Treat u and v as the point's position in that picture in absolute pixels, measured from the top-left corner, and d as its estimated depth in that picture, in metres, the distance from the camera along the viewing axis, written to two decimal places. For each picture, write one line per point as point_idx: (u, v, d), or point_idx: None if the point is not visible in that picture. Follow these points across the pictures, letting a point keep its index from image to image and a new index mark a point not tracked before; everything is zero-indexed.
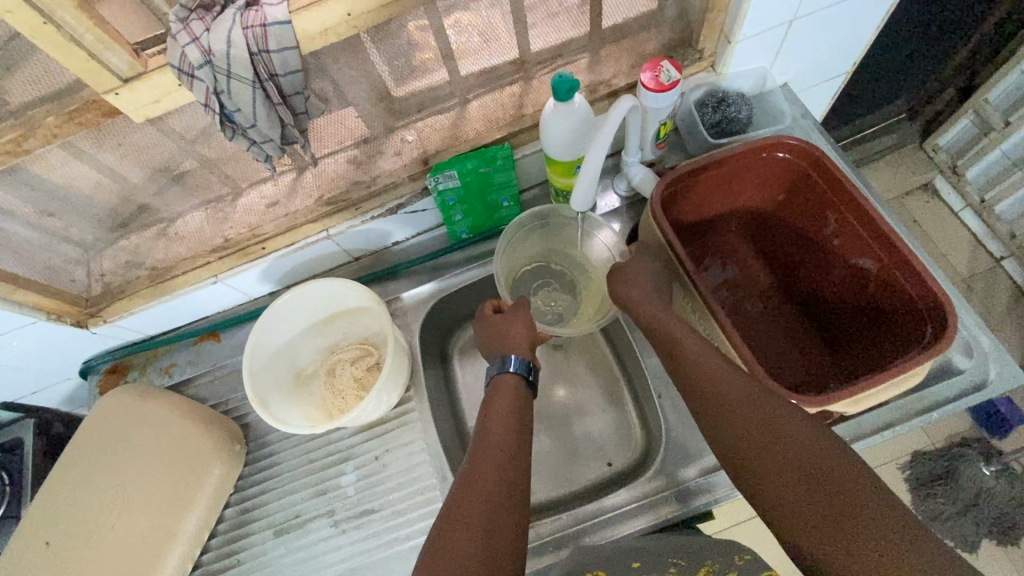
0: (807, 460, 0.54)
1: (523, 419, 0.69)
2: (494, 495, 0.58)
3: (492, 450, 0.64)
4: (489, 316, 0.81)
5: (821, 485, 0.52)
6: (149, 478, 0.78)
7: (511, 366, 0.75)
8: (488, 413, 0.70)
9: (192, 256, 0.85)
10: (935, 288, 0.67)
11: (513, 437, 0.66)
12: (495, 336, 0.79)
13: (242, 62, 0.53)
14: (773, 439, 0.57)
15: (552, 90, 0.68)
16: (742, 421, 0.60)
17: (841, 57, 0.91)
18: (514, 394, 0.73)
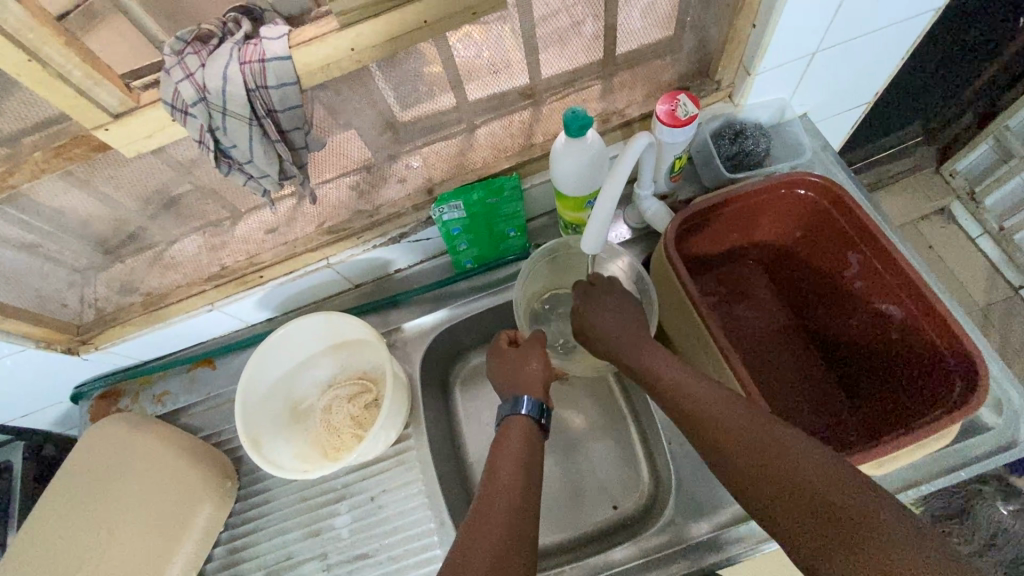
0: (803, 475, 0.49)
1: (532, 464, 0.65)
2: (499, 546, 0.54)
3: (497, 495, 0.60)
4: (504, 349, 0.77)
5: (821, 509, 0.47)
6: (140, 515, 0.75)
7: (523, 408, 0.70)
8: (495, 454, 0.66)
9: (188, 283, 0.82)
10: (965, 343, 0.64)
11: (519, 483, 0.62)
12: (509, 373, 0.74)
13: (239, 99, 0.50)
14: (767, 458, 0.52)
15: (564, 126, 0.65)
16: (736, 444, 0.55)
17: (863, 87, 0.87)
18: (525, 439, 0.68)
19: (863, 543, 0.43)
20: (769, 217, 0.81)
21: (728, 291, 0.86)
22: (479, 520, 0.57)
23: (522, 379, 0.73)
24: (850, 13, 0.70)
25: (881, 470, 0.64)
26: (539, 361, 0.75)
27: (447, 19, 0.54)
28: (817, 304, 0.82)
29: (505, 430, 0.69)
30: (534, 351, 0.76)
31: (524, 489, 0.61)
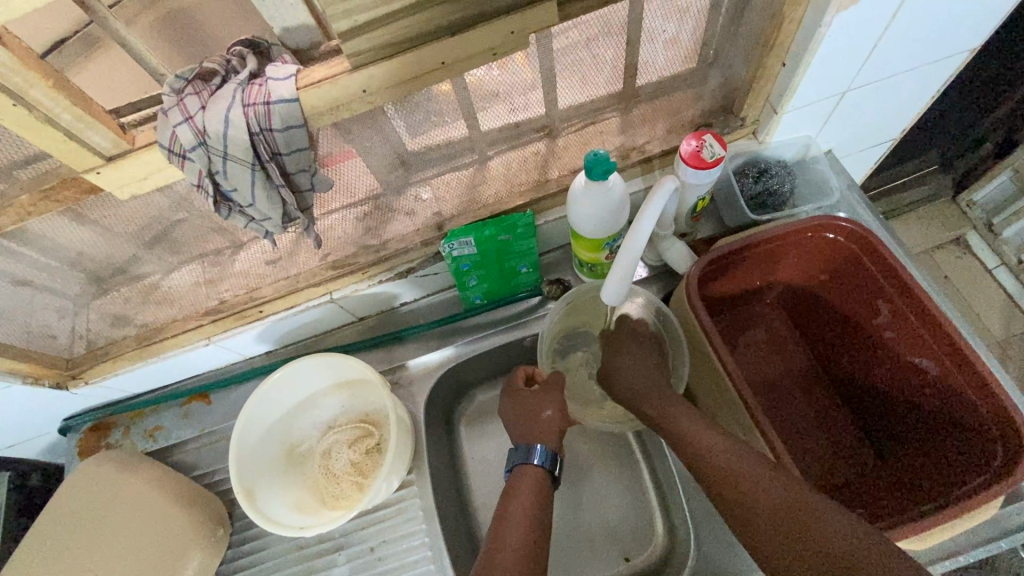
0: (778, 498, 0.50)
1: (544, 519, 0.61)
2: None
3: (510, 556, 0.56)
4: (519, 389, 0.72)
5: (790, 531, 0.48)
6: (125, 564, 0.70)
7: (536, 459, 0.66)
8: (508, 504, 0.62)
9: (184, 318, 0.79)
10: (1007, 406, 0.61)
11: (531, 540, 0.58)
12: (526, 417, 0.69)
13: (241, 143, 0.47)
14: (751, 492, 0.51)
15: (586, 168, 0.61)
16: (758, 506, 0.50)
17: (890, 125, 0.84)
18: (537, 494, 0.64)
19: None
20: (792, 258, 0.78)
21: (748, 333, 0.82)
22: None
23: (537, 425, 0.69)
24: (884, 54, 0.67)
25: (922, 543, 0.60)
26: (556, 407, 0.70)
27: (467, 60, 0.50)
28: (842, 352, 0.78)
29: (517, 480, 0.65)
30: (552, 395, 0.71)
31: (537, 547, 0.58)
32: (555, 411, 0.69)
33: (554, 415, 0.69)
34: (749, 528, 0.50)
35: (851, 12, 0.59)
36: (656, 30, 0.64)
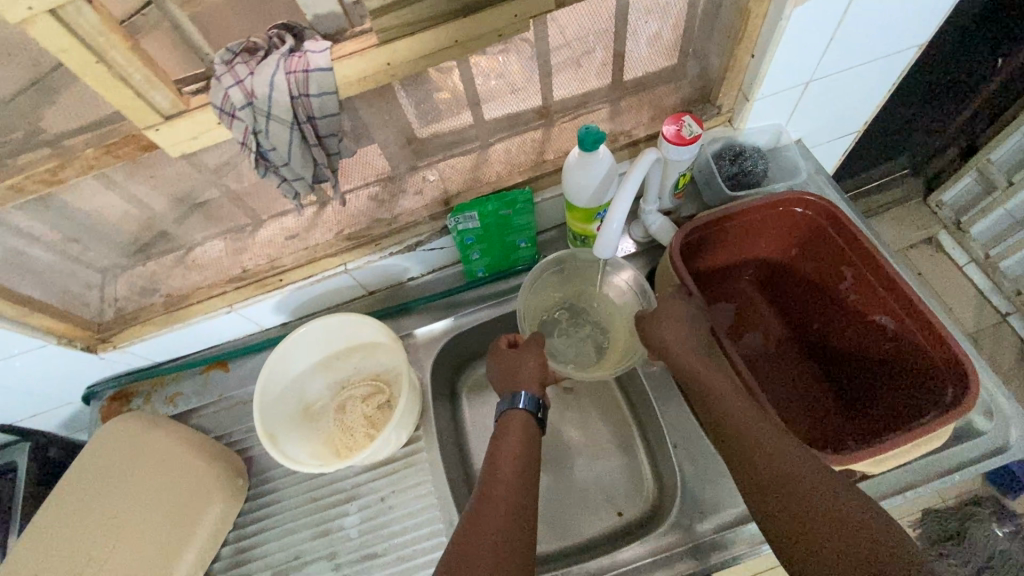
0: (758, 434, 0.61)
1: (530, 456, 0.69)
2: (503, 529, 0.58)
3: (503, 487, 0.63)
4: (503, 349, 0.78)
5: (761, 453, 0.59)
6: (151, 512, 0.76)
7: (521, 404, 0.73)
8: (498, 445, 0.69)
9: (209, 285, 0.85)
10: (956, 350, 0.68)
11: (520, 472, 0.65)
12: (512, 368, 0.76)
13: (283, 105, 0.55)
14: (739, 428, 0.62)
15: (579, 141, 0.69)
16: (739, 431, 0.62)
17: (852, 117, 0.94)
18: (523, 435, 0.71)
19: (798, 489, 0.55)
20: (765, 235, 0.86)
21: (727, 307, 0.90)
22: (483, 508, 0.61)
23: (523, 375, 0.76)
24: (839, 46, 0.76)
25: (881, 469, 0.67)
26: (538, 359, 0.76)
27: (477, 40, 0.59)
28: (814, 318, 0.86)
29: (505, 424, 0.72)
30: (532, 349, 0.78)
31: (527, 477, 0.65)
32: (538, 364, 0.76)
33: (534, 365, 0.76)
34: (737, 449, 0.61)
35: (807, 7, 0.68)
36: (638, 26, 0.74)
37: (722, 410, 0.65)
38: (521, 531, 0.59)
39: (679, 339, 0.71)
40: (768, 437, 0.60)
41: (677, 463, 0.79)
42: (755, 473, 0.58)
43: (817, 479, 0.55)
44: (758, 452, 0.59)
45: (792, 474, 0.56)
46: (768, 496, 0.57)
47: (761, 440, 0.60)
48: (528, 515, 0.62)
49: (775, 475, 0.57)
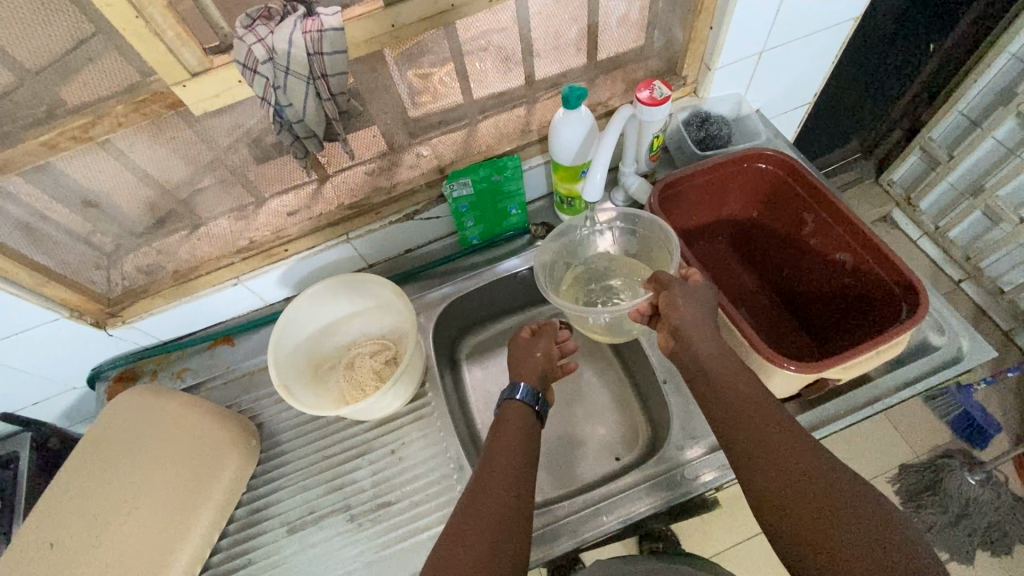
0: (748, 394, 0.63)
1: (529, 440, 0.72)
2: (499, 508, 0.61)
3: (491, 485, 0.64)
4: (521, 338, 0.87)
5: (751, 416, 0.61)
6: (168, 471, 0.77)
7: (518, 394, 0.77)
8: (497, 431, 0.74)
9: (217, 256, 0.89)
10: (906, 271, 0.76)
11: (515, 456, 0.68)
12: (520, 359, 0.83)
13: (300, 60, 0.61)
14: (727, 388, 0.65)
15: (563, 99, 0.77)
16: (727, 395, 0.64)
17: (803, 87, 1.04)
18: (521, 423, 0.75)
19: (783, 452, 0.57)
20: (734, 194, 0.95)
21: (708, 263, 0.98)
22: (480, 492, 0.63)
23: (527, 365, 0.83)
24: (787, 17, 0.86)
25: (849, 376, 0.74)
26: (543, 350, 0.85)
27: (468, 4, 0.68)
28: (784, 267, 0.95)
29: (503, 414, 0.77)
30: (539, 343, 0.86)
31: (515, 461, 0.67)
32: (541, 355, 0.84)
33: (540, 357, 0.84)
34: (726, 409, 0.64)
35: None
36: (609, 4, 0.83)
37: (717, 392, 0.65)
38: (514, 515, 0.61)
39: (692, 318, 0.71)
40: (755, 400, 0.62)
41: (667, 397, 0.85)
42: (741, 432, 0.61)
43: (815, 467, 0.55)
44: (750, 414, 0.61)
45: (792, 463, 0.56)
46: (749, 451, 0.59)
47: (763, 422, 0.60)
48: (521, 506, 0.63)
49: (763, 438, 0.59)
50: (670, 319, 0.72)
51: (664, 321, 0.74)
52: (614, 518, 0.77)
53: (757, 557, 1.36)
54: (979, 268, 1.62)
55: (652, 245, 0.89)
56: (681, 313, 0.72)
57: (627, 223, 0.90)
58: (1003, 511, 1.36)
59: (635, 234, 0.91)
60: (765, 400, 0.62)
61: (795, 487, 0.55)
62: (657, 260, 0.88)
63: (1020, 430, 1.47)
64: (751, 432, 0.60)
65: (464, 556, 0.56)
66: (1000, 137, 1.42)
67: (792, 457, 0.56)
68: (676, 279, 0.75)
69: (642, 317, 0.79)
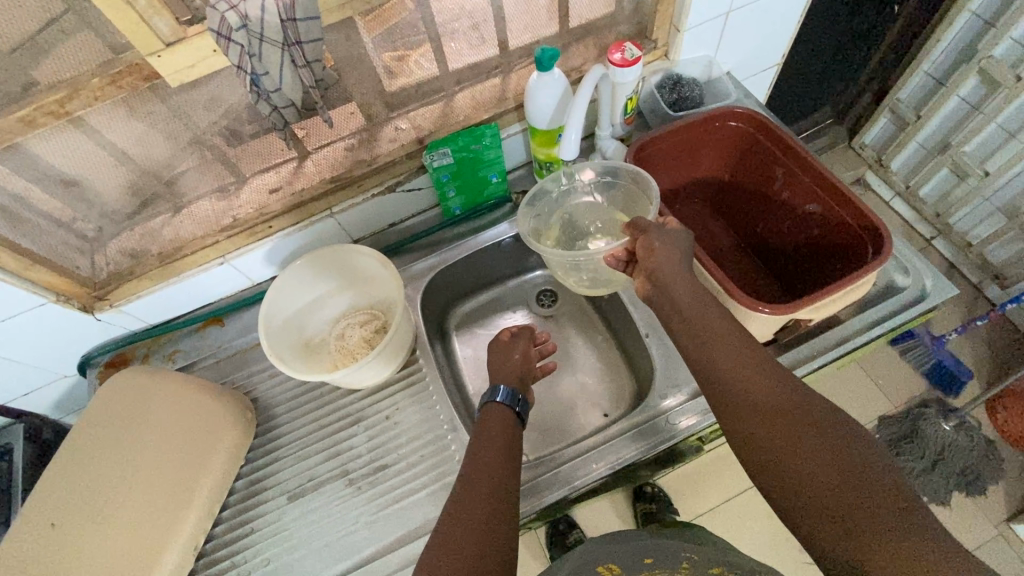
0: (735, 346, 0.63)
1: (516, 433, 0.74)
2: (493, 490, 0.63)
3: (480, 476, 0.64)
4: (500, 341, 0.89)
5: (738, 367, 0.61)
6: (164, 452, 0.78)
7: (499, 396, 0.77)
8: (485, 421, 0.75)
9: (202, 235, 0.89)
10: (871, 215, 0.79)
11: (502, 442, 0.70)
12: (498, 364, 0.85)
13: (274, 27, 0.61)
14: (712, 340, 0.65)
15: (536, 61, 0.79)
16: (715, 347, 0.64)
17: (771, 48, 1.07)
18: (505, 422, 0.75)
19: (768, 404, 0.58)
20: (708, 154, 0.98)
21: (685, 222, 1.01)
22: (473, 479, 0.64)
23: (504, 371, 0.84)
24: None
25: (819, 316, 0.77)
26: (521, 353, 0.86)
27: None
28: (757, 222, 0.99)
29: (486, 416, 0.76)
30: (518, 345, 0.88)
31: (506, 447, 0.70)
32: (520, 358, 0.86)
33: (518, 359, 0.86)
34: (713, 361, 0.63)
35: None
36: None
37: (700, 358, 0.65)
38: (505, 496, 0.63)
39: (668, 263, 0.72)
40: (742, 352, 0.62)
41: (650, 350, 0.88)
42: (727, 385, 0.61)
43: (800, 423, 0.55)
44: (738, 366, 0.61)
45: (783, 430, 0.56)
46: (735, 402, 0.60)
47: (750, 390, 0.59)
48: (510, 490, 0.64)
49: (752, 389, 0.59)
50: (647, 264, 0.73)
51: (641, 267, 0.74)
52: (605, 464, 0.80)
53: (745, 513, 1.41)
54: (949, 225, 1.67)
55: (639, 197, 0.87)
56: (656, 257, 0.73)
57: (613, 173, 0.89)
58: (977, 455, 1.41)
59: (620, 183, 0.89)
60: (751, 351, 0.62)
61: (788, 454, 0.54)
62: (638, 211, 0.87)
63: (990, 377, 1.53)
64: (740, 385, 0.60)
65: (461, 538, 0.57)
66: (964, 95, 1.47)
67: (784, 425, 0.56)
68: (655, 226, 0.76)
69: (619, 262, 0.80)
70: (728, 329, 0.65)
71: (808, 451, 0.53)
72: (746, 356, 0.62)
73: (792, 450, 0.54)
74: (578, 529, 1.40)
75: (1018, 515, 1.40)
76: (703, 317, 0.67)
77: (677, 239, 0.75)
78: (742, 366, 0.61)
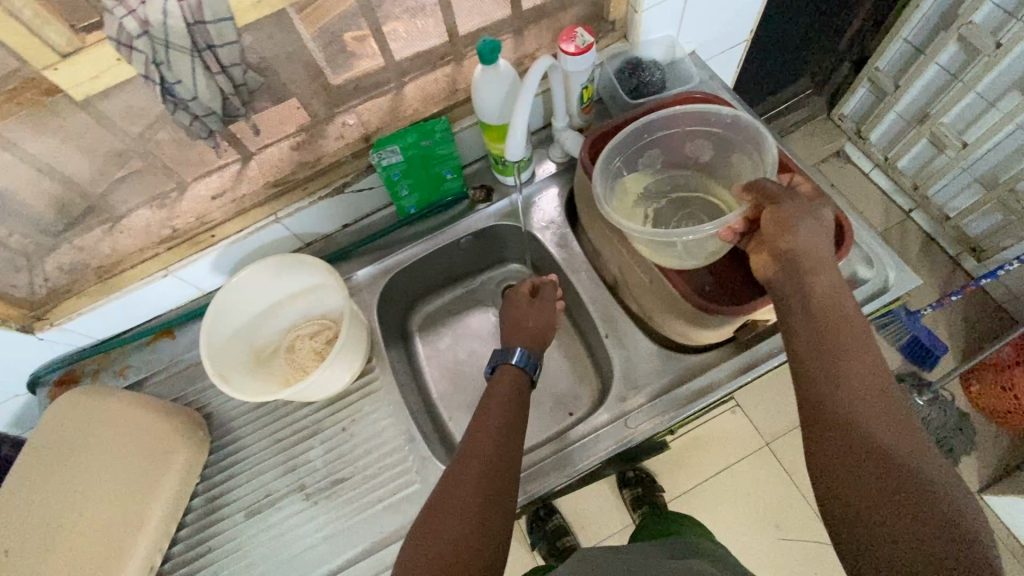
0: (864, 364, 0.58)
1: (521, 405, 0.74)
2: (475, 489, 0.61)
3: (468, 472, 0.63)
4: (522, 295, 0.87)
5: (851, 383, 0.57)
6: (112, 475, 0.76)
7: (513, 359, 0.78)
8: (489, 396, 0.74)
9: (139, 249, 0.84)
10: None
11: (502, 434, 0.68)
12: (514, 324, 0.84)
13: (180, 32, 0.56)
14: (831, 344, 0.60)
15: (478, 54, 0.74)
16: (836, 351, 0.59)
17: (739, 26, 1.02)
18: (514, 383, 0.77)
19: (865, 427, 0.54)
20: None
21: None
22: (459, 473, 0.63)
23: (518, 334, 0.83)
24: None
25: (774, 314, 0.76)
26: (540, 318, 0.84)
27: None
28: None
29: (498, 377, 0.78)
30: (539, 307, 0.86)
31: (503, 447, 0.66)
32: (538, 322, 0.84)
33: (533, 325, 0.84)
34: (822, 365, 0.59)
35: None
36: None
37: (817, 371, 0.59)
38: (491, 497, 0.61)
39: (805, 244, 0.65)
40: (858, 369, 0.58)
41: (609, 351, 0.86)
42: (829, 392, 0.57)
43: (896, 455, 0.51)
44: (851, 380, 0.57)
45: (869, 453, 0.52)
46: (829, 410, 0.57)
47: (855, 401, 0.56)
48: (499, 495, 0.62)
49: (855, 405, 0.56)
50: (779, 243, 0.66)
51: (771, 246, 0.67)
52: (563, 474, 0.79)
53: (716, 497, 1.46)
54: (927, 197, 1.64)
55: (738, 149, 0.81)
56: (791, 237, 0.65)
57: (700, 120, 0.82)
58: (949, 427, 1.46)
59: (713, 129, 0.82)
60: (872, 370, 0.57)
61: (866, 480, 0.51)
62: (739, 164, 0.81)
63: (965, 351, 1.54)
64: (846, 398, 0.56)
65: (436, 536, 0.57)
66: (944, 62, 1.42)
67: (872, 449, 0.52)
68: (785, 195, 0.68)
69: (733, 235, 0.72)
70: (861, 346, 0.59)
71: (892, 484, 0.50)
72: (872, 382, 0.57)
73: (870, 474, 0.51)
74: (558, 515, 1.45)
75: (989, 485, 1.42)
76: (840, 328, 0.60)
77: (814, 226, 0.66)
78: (862, 391, 0.56)
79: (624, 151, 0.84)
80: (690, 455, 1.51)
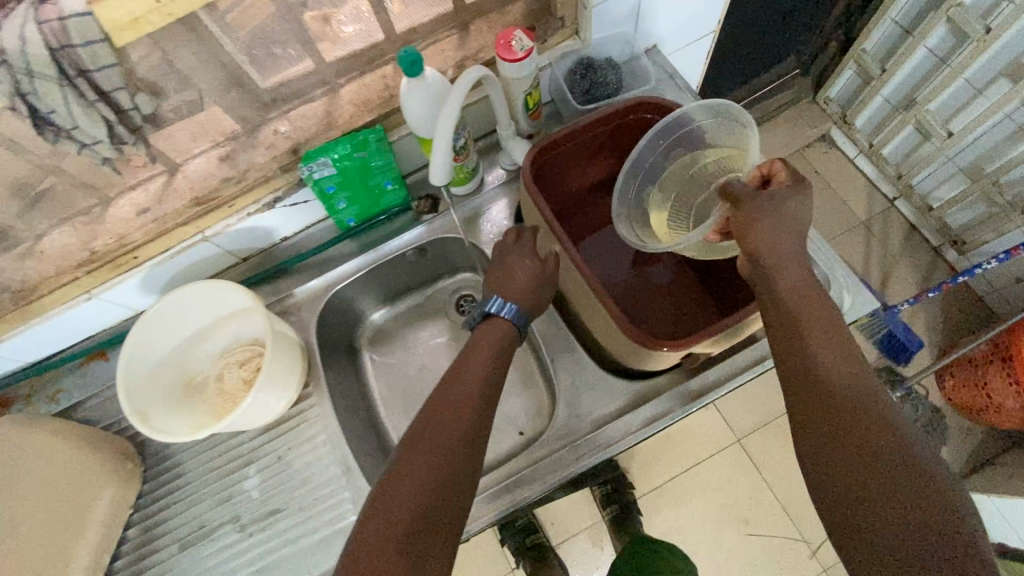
0: (836, 356, 0.54)
1: (502, 364, 0.66)
2: (421, 489, 0.54)
3: (419, 463, 0.56)
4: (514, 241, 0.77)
5: (831, 377, 0.53)
6: (32, 514, 0.71)
7: (503, 310, 0.71)
8: (475, 347, 0.67)
9: (56, 274, 0.79)
10: None
11: (461, 421, 0.59)
12: (504, 271, 0.74)
13: (43, 59, 0.51)
14: (808, 338, 0.55)
15: (400, 64, 0.67)
16: (813, 346, 0.55)
17: (704, 16, 0.94)
18: (501, 340, 0.69)
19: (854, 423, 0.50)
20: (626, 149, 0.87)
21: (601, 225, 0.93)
22: (405, 469, 0.55)
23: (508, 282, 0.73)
24: None
25: (717, 346, 0.73)
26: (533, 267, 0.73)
27: None
28: None
29: (486, 330, 0.70)
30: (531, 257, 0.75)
31: (464, 434, 0.59)
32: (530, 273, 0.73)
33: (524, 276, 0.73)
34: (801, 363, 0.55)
35: None
36: None
37: (797, 370, 0.55)
38: (443, 494, 0.54)
39: (773, 246, 0.59)
40: (836, 360, 0.54)
41: (555, 375, 0.83)
42: (811, 391, 0.53)
43: (886, 448, 0.48)
44: (830, 374, 0.53)
45: (859, 451, 0.49)
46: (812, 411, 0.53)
47: (839, 395, 0.52)
48: (453, 495, 0.55)
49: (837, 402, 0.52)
50: (744, 247, 0.61)
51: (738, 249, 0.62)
52: (499, 504, 0.77)
53: (683, 494, 1.46)
54: (910, 186, 1.58)
55: (721, 134, 0.77)
56: (751, 240, 0.60)
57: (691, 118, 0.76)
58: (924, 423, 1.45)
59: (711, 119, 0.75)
60: (849, 360, 0.54)
61: (861, 483, 0.48)
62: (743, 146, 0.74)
63: (941, 345, 1.52)
64: (829, 393, 0.52)
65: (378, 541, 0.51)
66: (932, 45, 1.34)
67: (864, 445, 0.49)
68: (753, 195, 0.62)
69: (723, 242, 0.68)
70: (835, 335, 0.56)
71: (887, 482, 0.47)
72: (853, 374, 0.53)
73: (862, 477, 0.48)
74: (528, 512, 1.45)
75: None
76: (813, 320, 0.56)
77: (782, 212, 0.61)
78: (843, 384, 0.53)
79: (638, 171, 0.79)
80: (663, 452, 1.50)
